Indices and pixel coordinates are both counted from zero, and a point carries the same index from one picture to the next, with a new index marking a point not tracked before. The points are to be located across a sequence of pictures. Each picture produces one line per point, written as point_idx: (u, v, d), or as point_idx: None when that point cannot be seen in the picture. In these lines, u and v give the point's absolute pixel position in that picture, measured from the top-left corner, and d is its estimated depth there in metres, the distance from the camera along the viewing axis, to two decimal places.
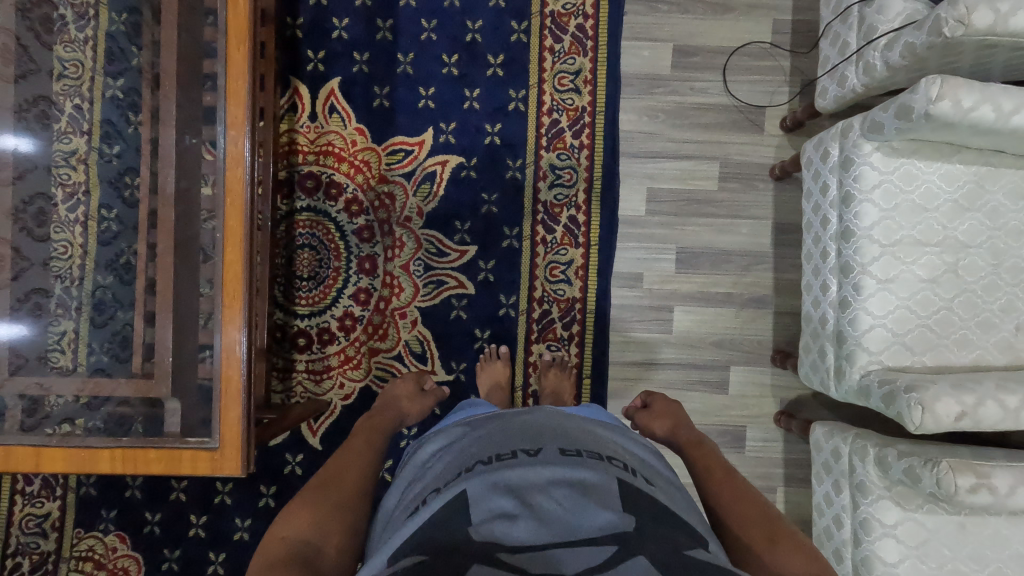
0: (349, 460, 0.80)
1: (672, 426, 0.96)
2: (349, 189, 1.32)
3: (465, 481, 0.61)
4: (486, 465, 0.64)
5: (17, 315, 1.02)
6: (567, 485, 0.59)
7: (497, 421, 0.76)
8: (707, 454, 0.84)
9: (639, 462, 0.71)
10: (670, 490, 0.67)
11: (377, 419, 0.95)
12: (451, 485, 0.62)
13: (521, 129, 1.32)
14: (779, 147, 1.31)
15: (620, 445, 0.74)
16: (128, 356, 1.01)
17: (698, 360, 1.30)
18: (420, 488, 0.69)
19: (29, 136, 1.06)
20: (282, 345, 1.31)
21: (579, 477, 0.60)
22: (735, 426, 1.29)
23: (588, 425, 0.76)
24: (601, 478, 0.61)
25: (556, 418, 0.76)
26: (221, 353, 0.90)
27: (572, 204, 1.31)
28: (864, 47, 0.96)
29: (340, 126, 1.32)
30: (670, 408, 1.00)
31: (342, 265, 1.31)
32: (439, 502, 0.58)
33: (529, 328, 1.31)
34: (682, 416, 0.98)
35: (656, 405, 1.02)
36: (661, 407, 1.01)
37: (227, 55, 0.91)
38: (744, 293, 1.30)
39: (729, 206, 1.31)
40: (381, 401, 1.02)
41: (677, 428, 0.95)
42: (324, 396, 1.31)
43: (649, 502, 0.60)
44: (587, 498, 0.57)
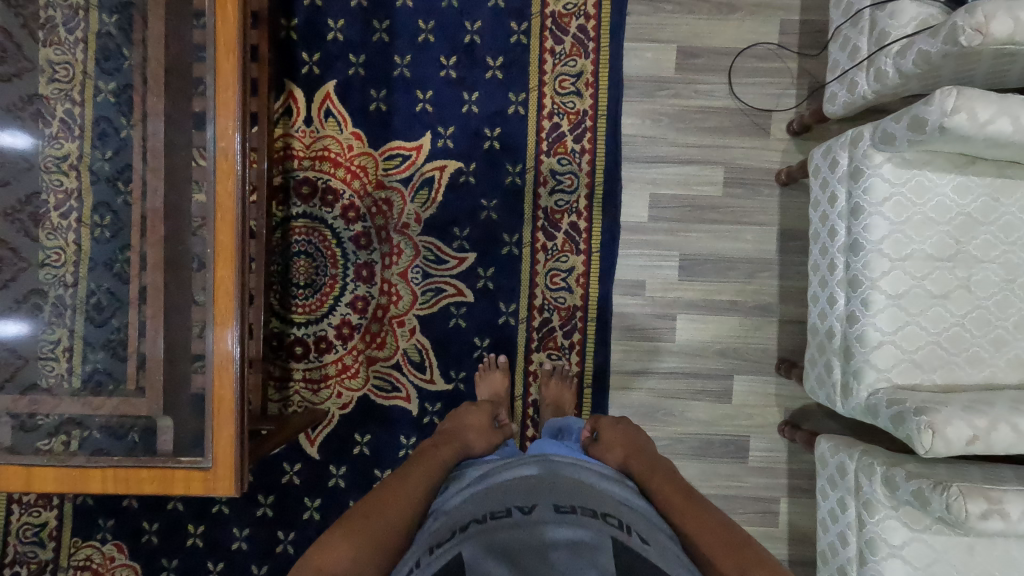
0: (395, 487, 0.76)
1: (622, 457, 0.89)
2: (346, 194, 1.29)
3: (460, 542, 0.61)
4: (480, 524, 0.64)
5: (14, 313, 1.03)
6: (564, 547, 0.58)
7: (497, 473, 0.76)
8: (676, 503, 0.76)
9: (635, 516, 0.70)
10: (667, 547, 0.65)
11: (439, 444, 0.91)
12: (446, 545, 0.61)
13: (521, 133, 1.29)
14: (786, 151, 1.28)
15: (615, 497, 0.73)
16: (121, 369, 0.99)
17: (701, 369, 1.28)
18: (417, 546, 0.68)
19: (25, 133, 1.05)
20: (279, 353, 1.30)
21: (574, 536, 0.60)
22: (739, 437, 1.27)
23: (583, 474, 0.76)
24: (596, 537, 0.60)
25: (554, 468, 0.76)
26: (213, 360, 0.87)
27: (574, 210, 1.28)
28: (876, 53, 0.92)
29: (336, 131, 1.30)
30: (623, 428, 0.96)
31: (339, 273, 1.29)
32: (435, 565, 0.58)
33: (529, 337, 1.29)
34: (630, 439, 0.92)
35: (607, 424, 0.98)
36: (614, 423, 0.98)
37: (217, 64, 0.88)
38: (748, 301, 1.28)
39: (734, 211, 1.28)
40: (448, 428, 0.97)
41: (627, 462, 0.88)
42: (322, 405, 1.30)
43: (644, 563, 0.58)
44: (583, 560, 0.56)
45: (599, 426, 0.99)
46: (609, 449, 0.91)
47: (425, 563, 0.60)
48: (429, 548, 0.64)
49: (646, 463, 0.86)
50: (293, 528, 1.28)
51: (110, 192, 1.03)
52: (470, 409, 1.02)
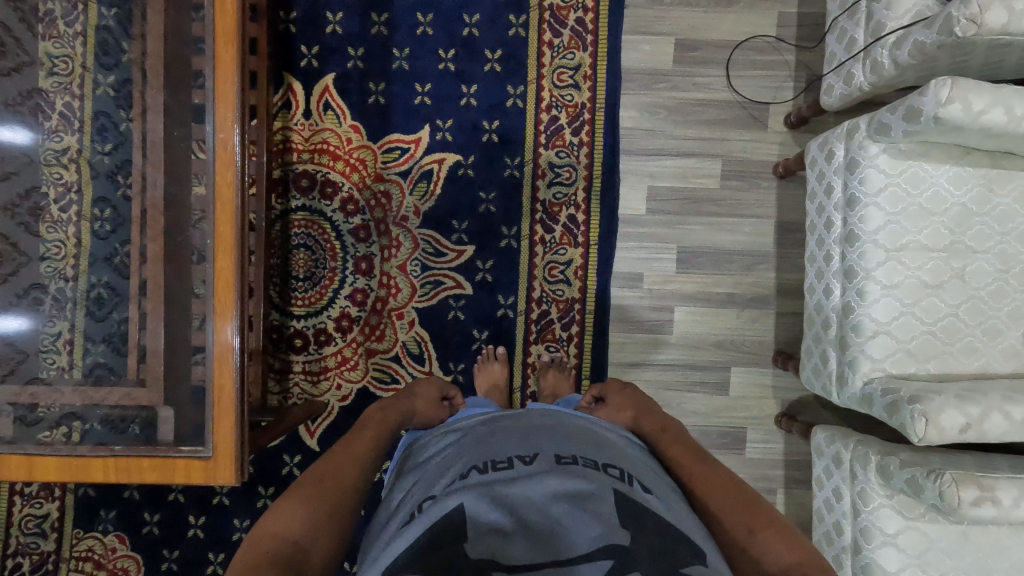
0: (344, 455, 0.79)
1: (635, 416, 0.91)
2: (345, 187, 1.30)
3: (461, 489, 0.61)
4: (481, 474, 0.63)
5: (16, 309, 1.02)
6: (563, 497, 0.59)
7: (495, 423, 0.76)
8: (688, 458, 0.78)
9: (636, 465, 0.71)
10: (669, 496, 0.66)
11: (388, 407, 0.93)
12: (447, 492, 0.61)
13: (520, 126, 1.29)
14: (784, 144, 1.28)
15: (616, 448, 0.73)
16: (121, 365, 0.99)
17: (699, 361, 1.29)
18: (414, 492, 0.68)
19: (25, 130, 1.05)
20: (279, 345, 1.30)
21: (574, 485, 0.60)
22: (736, 428, 1.28)
23: (584, 424, 0.77)
24: (596, 487, 0.60)
25: (555, 419, 0.76)
26: (214, 348, 0.87)
27: (572, 203, 1.29)
28: (872, 45, 0.93)
29: (335, 123, 1.30)
30: (634, 395, 0.98)
31: (339, 266, 1.30)
32: (436, 512, 0.58)
33: (528, 329, 1.29)
34: (642, 404, 0.95)
35: (617, 391, 1.00)
36: (623, 390, 1.00)
37: (215, 56, 0.88)
38: (746, 293, 1.28)
39: (731, 204, 1.28)
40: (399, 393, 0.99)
41: (639, 423, 0.90)
42: (321, 397, 1.31)
43: (646, 513, 0.59)
44: (584, 509, 0.57)
45: (609, 393, 1.01)
46: (619, 410, 0.93)
47: (424, 509, 0.60)
48: (427, 497, 0.64)
49: (657, 424, 0.88)
50: None
51: (110, 184, 1.03)
52: (417, 385, 1.03)
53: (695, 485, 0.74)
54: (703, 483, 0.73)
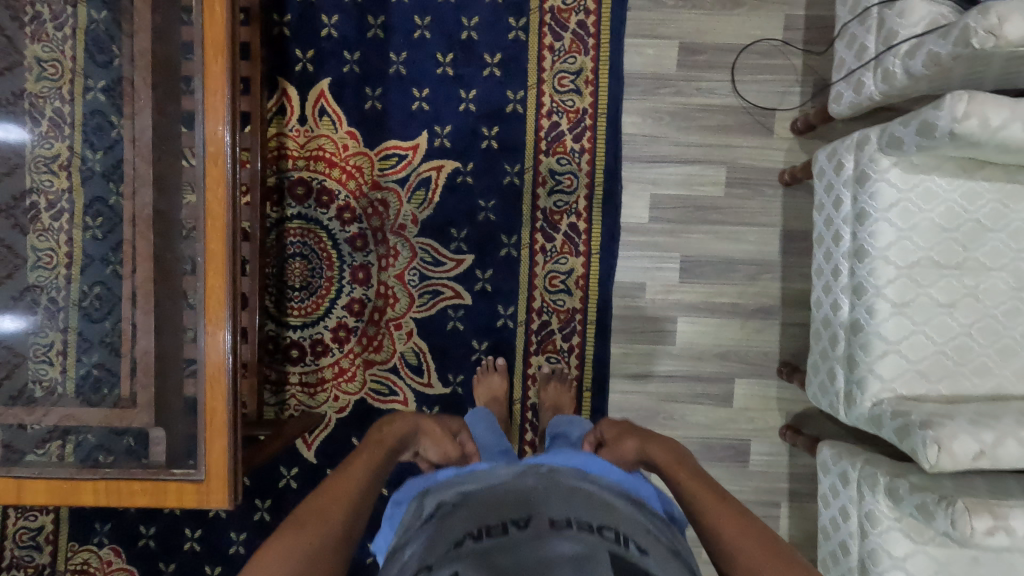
0: (340, 483, 0.76)
1: (646, 443, 0.89)
2: (341, 195, 1.27)
3: (455, 562, 0.59)
4: (475, 543, 0.62)
5: (15, 308, 1.01)
6: (559, 562, 0.57)
7: (490, 484, 0.74)
8: (707, 495, 0.75)
9: (633, 524, 0.68)
10: (666, 558, 0.64)
11: (385, 434, 0.90)
12: (442, 565, 0.60)
13: (519, 132, 1.26)
14: (790, 150, 1.25)
15: (613, 506, 0.71)
16: (112, 382, 0.96)
17: (702, 372, 1.27)
18: (408, 562, 0.66)
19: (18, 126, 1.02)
20: (276, 356, 1.28)
21: (570, 552, 0.58)
22: (739, 440, 1.26)
23: (580, 483, 0.75)
24: (591, 553, 0.59)
25: (550, 478, 0.74)
26: (205, 351, 0.85)
27: (573, 211, 1.26)
28: (884, 53, 0.90)
29: (330, 130, 1.27)
30: (637, 429, 0.96)
31: (335, 275, 1.27)
32: None
33: (528, 340, 1.27)
34: (648, 435, 0.93)
35: (617, 425, 0.99)
36: (623, 426, 0.98)
37: (205, 67, 0.85)
38: (750, 303, 1.26)
39: (736, 212, 1.25)
40: (400, 421, 0.95)
41: (647, 451, 0.89)
42: (319, 408, 1.29)
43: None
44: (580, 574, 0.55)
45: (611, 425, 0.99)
46: (627, 439, 0.92)
47: None
48: (423, 566, 0.62)
49: (670, 455, 0.86)
50: None
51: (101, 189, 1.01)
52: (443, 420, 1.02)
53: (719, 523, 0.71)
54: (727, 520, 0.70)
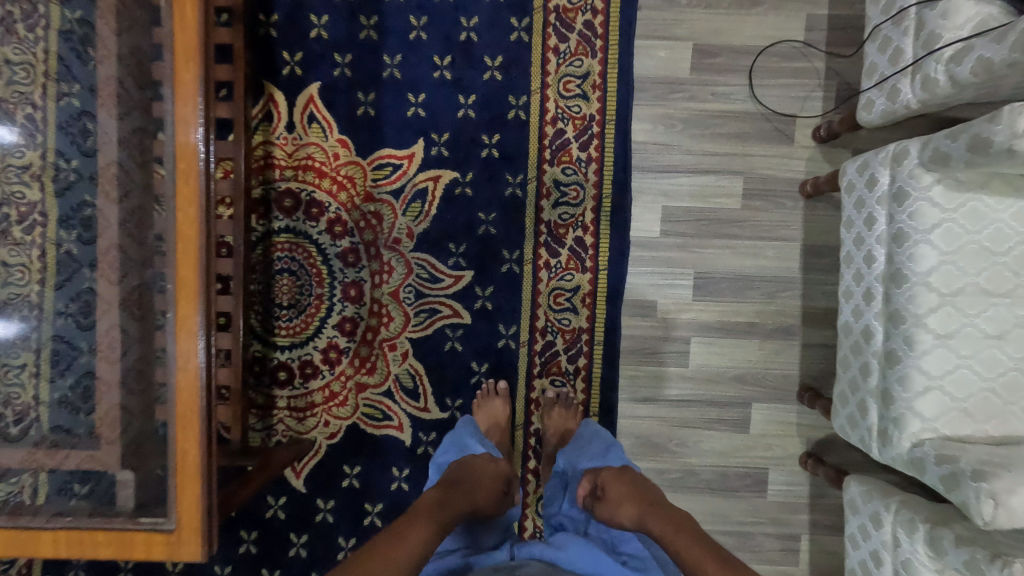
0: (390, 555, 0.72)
1: (643, 506, 0.85)
2: (331, 208, 1.19)
3: None
4: None
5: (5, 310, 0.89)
6: None
7: None
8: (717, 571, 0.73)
9: None
10: None
11: (448, 493, 0.86)
12: None
13: (522, 141, 1.18)
14: (812, 160, 1.16)
15: None
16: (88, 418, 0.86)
17: (717, 396, 1.19)
18: None
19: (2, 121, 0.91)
20: (262, 379, 1.21)
21: None
22: (757, 469, 1.18)
23: None
24: None
25: None
26: (176, 368, 0.77)
27: (579, 225, 1.18)
28: (924, 58, 0.82)
29: (320, 137, 1.19)
30: (635, 477, 0.91)
31: (325, 293, 1.20)
32: None
33: (531, 362, 1.19)
34: (641, 491, 0.88)
35: (614, 470, 0.93)
36: (619, 471, 0.93)
37: (176, 74, 0.77)
38: (769, 323, 1.18)
39: (753, 225, 1.17)
40: (459, 475, 0.91)
41: (645, 517, 0.84)
42: (308, 434, 1.21)
43: None
44: None
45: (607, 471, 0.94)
46: (623, 502, 0.87)
47: None
48: None
49: (667, 522, 0.81)
50: (278, 566, 1.20)
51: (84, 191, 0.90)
52: (474, 459, 0.96)
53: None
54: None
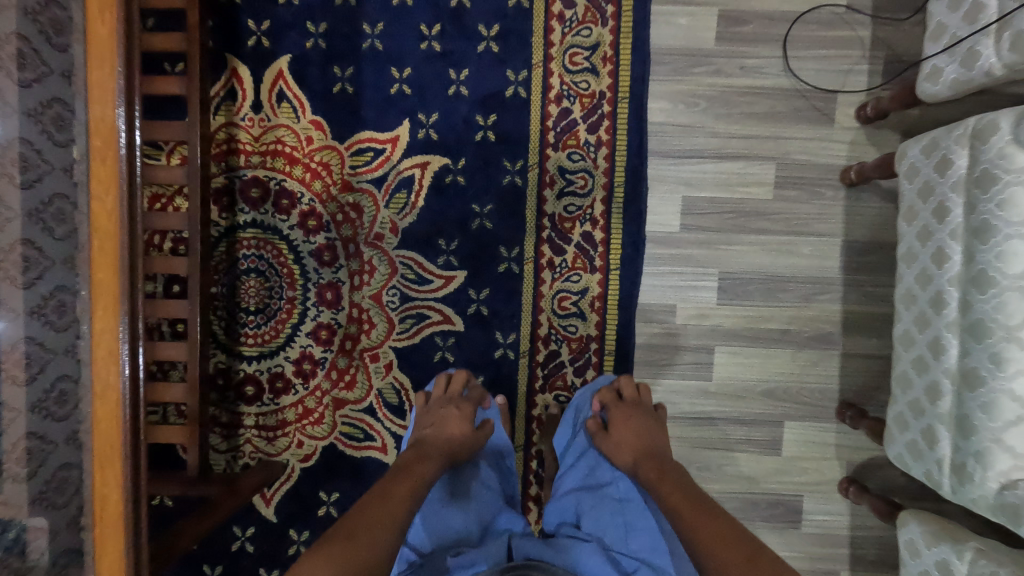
0: (382, 513, 0.66)
1: (637, 457, 0.85)
2: (304, 199, 1.04)
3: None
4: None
5: None
6: None
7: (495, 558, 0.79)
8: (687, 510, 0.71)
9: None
10: None
11: (424, 447, 0.82)
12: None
13: (522, 121, 1.03)
14: (855, 143, 1.01)
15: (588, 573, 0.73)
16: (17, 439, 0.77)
17: (746, 414, 1.04)
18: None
19: None
20: (226, 394, 1.06)
21: None
22: (790, 496, 1.04)
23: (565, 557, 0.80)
24: None
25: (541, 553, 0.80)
26: (97, 393, 0.65)
27: (587, 218, 1.03)
28: (1014, 11, 0.68)
29: (291, 119, 1.04)
30: (639, 418, 0.90)
31: (298, 296, 1.05)
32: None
33: (532, 375, 1.05)
34: (644, 438, 0.87)
35: (617, 405, 0.92)
36: (625, 406, 0.92)
37: (88, 28, 0.63)
38: (804, 330, 1.03)
39: (786, 218, 1.02)
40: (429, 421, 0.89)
41: (638, 466, 0.84)
42: (279, 456, 1.07)
43: None
44: None
45: (608, 407, 0.93)
46: (621, 449, 0.87)
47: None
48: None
49: (657, 470, 0.80)
50: None
51: None
52: (434, 410, 0.91)
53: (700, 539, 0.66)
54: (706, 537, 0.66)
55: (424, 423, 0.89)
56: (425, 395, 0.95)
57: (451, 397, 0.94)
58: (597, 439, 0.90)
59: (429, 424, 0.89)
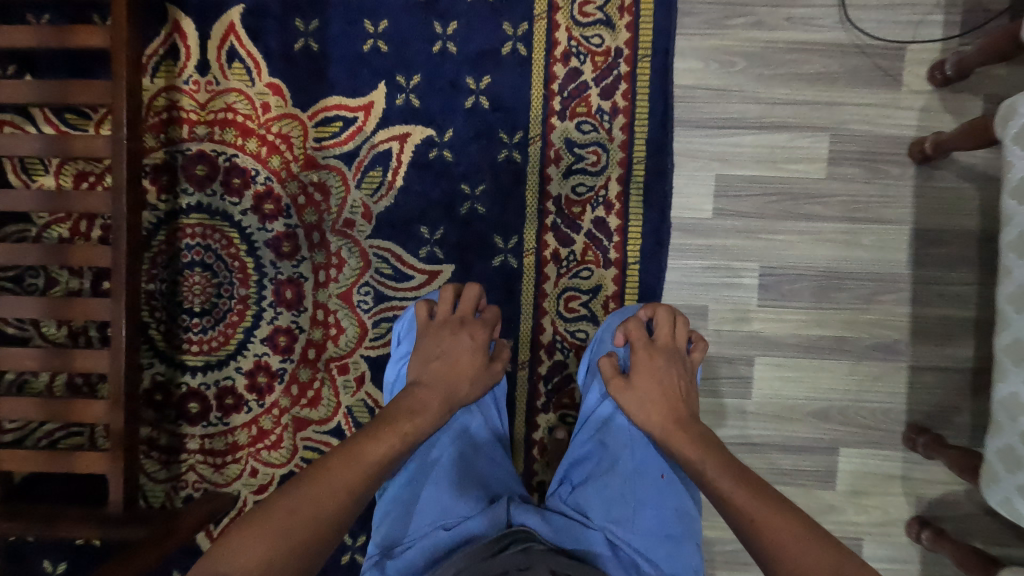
0: (353, 465, 0.59)
1: (667, 422, 0.67)
2: (260, 178, 0.87)
3: None
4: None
5: None
6: None
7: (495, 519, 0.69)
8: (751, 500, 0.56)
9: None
10: None
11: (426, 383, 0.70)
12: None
13: (521, 84, 0.85)
14: (926, 110, 0.83)
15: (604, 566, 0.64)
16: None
17: (792, 440, 0.86)
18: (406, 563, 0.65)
19: None
20: (164, 412, 0.88)
21: None
22: (846, 541, 0.85)
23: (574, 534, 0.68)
24: None
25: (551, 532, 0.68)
26: None
27: (600, 201, 0.85)
28: None
29: (244, 82, 0.87)
30: (671, 370, 0.71)
31: (252, 295, 0.87)
32: None
33: (533, 391, 0.86)
34: (673, 392, 0.70)
35: (645, 347, 0.73)
36: (655, 351, 0.73)
37: None
38: (863, 338, 0.85)
39: (842, 201, 0.84)
40: (432, 343, 0.74)
41: (668, 435, 0.66)
42: (228, 487, 0.89)
43: None
44: None
45: (632, 349, 0.73)
46: (646, 405, 0.69)
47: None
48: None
49: (697, 444, 0.64)
50: None
51: None
52: (443, 338, 0.74)
53: (772, 540, 0.53)
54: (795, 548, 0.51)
55: (431, 353, 0.72)
56: (429, 311, 0.76)
57: (463, 319, 0.76)
58: (615, 392, 0.72)
59: (437, 355, 0.72)
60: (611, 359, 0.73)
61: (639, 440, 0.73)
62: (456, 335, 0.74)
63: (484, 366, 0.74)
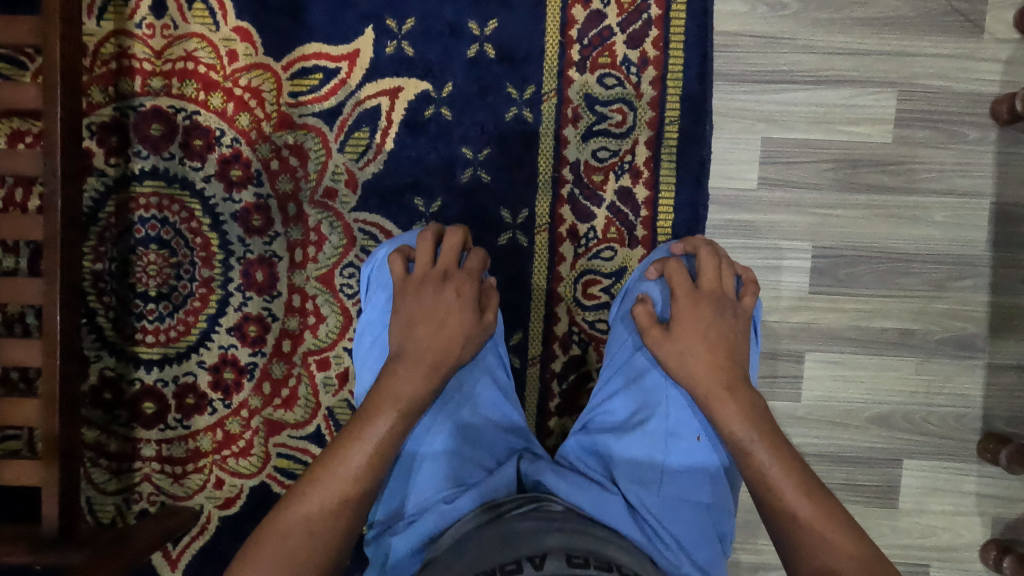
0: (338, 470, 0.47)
1: (717, 385, 0.54)
2: (226, 139, 0.74)
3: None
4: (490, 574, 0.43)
5: None
6: None
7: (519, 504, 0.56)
8: (796, 493, 0.47)
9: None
10: None
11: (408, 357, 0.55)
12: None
13: (534, 28, 0.72)
14: (1012, 62, 0.71)
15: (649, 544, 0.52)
16: None
17: (848, 449, 0.73)
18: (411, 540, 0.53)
19: None
20: (114, 414, 0.76)
21: None
22: (908, 566, 0.73)
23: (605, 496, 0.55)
24: None
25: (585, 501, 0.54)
26: None
27: (626, 168, 0.72)
28: None
29: (207, 27, 0.74)
30: (720, 323, 0.57)
31: (216, 277, 0.74)
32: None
33: (546, 392, 0.74)
34: (718, 344, 0.56)
35: (688, 295, 0.58)
36: (700, 299, 0.58)
37: None
38: (933, 331, 0.72)
39: (912, 170, 0.72)
40: (412, 300, 0.59)
41: (711, 398, 0.54)
42: (189, 501, 0.77)
43: None
44: None
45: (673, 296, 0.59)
46: (689, 362, 0.55)
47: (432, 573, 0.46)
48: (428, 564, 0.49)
49: (749, 418, 0.51)
50: None
51: None
52: (425, 295, 0.59)
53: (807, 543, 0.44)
54: (847, 565, 0.42)
55: (410, 318, 0.58)
56: (404, 262, 0.61)
57: (446, 274, 0.60)
58: (651, 344, 0.58)
59: (417, 319, 0.58)
60: (647, 307, 0.59)
61: (676, 400, 0.58)
62: (436, 290, 0.59)
63: (476, 322, 0.59)
